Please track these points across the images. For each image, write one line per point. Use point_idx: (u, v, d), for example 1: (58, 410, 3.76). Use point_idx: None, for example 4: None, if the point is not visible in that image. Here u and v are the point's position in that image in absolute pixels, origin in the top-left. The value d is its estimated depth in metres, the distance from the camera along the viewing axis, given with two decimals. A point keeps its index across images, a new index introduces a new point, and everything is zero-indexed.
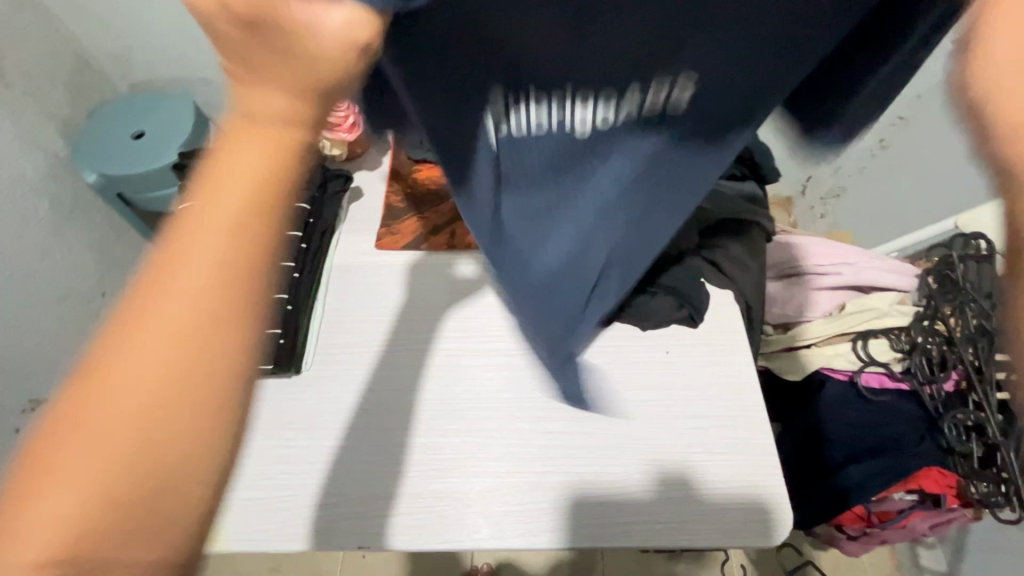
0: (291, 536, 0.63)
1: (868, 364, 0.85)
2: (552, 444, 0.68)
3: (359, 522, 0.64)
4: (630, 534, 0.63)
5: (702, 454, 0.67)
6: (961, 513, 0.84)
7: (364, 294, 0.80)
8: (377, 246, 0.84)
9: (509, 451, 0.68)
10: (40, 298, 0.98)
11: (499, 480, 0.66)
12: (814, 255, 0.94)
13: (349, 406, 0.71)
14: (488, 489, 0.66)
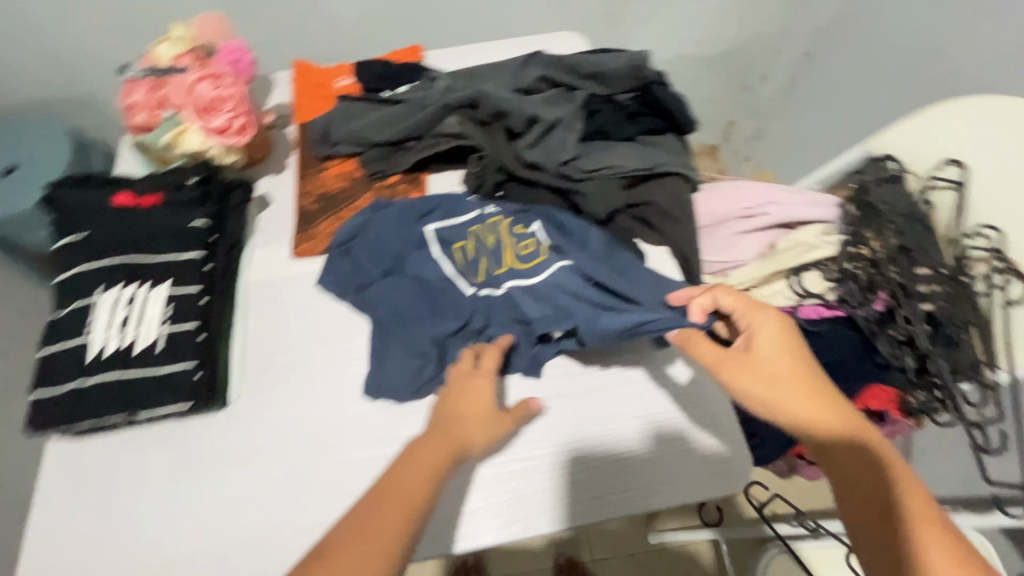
0: None
1: (805, 297, 0.87)
2: None
3: None
4: (602, 508, 0.61)
5: (652, 411, 0.67)
6: (904, 426, 0.89)
7: (287, 309, 0.74)
8: (293, 254, 0.78)
9: None
10: None
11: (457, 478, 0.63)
12: (741, 198, 0.94)
13: (291, 430, 0.66)
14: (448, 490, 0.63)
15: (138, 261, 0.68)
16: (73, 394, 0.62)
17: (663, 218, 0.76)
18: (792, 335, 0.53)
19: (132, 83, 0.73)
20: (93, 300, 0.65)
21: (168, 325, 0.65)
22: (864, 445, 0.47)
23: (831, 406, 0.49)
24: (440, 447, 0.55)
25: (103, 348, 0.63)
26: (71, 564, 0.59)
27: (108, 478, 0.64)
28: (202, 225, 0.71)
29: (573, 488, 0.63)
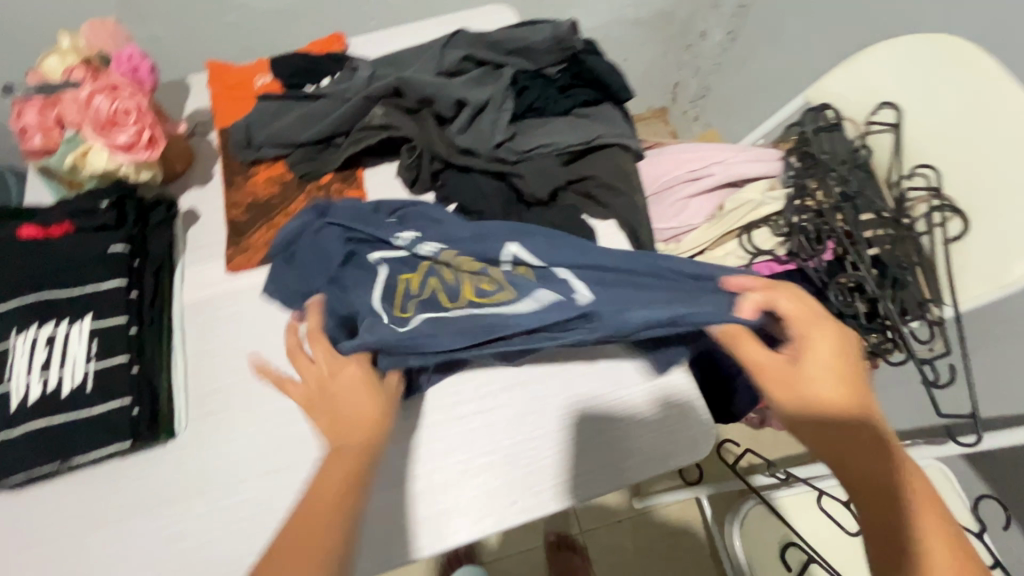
0: None
1: (757, 255, 0.87)
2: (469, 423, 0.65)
3: None
4: (567, 491, 0.61)
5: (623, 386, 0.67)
6: (862, 368, 0.90)
7: (231, 328, 0.71)
8: (229, 270, 0.74)
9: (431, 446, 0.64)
10: None
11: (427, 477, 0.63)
12: (685, 162, 0.93)
13: (244, 452, 0.64)
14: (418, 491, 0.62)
15: (53, 297, 0.63)
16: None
17: (606, 190, 0.74)
18: (851, 352, 0.48)
19: (20, 104, 0.67)
20: (10, 344, 0.61)
21: (95, 362, 0.60)
22: (902, 475, 0.43)
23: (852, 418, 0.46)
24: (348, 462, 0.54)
25: (26, 394, 0.59)
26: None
27: (53, 529, 0.60)
28: (121, 250, 0.66)
29: (553, 473, 0.62)
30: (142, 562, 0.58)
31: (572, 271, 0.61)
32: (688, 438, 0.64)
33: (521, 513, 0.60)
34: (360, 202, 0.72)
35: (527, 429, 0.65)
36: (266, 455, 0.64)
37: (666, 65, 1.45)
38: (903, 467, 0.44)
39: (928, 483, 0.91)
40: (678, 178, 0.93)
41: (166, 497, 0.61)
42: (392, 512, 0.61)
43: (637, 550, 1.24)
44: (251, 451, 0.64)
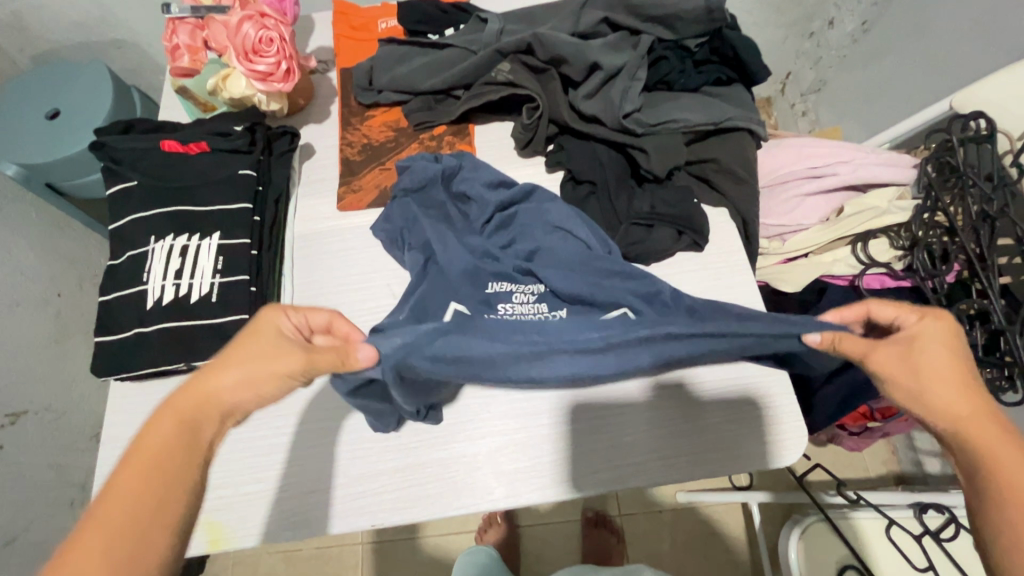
0: (293, 526, 0.61)
1: (872, 265, 0.81)
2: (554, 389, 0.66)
3: (372, 499, 0.62)
4: (650, 469, 0.62)
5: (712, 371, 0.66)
6: None
7: (339, 263, 0.73)
8: (340, 208, 0.76)
9: (514, 405, 0.65)
10: None
11: (506, 436, 0.64)
12: (807, 157, 0.90)
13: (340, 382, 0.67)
14: (497, 447, 0.63)
15: (187, 209, 0.67)
16: (131, 341, 0.63)
17: (726, 176, 0.71)
18: (960, 346, 0.45)
19: (174, 22, 0.70)
20: (148, 249, 0.66)
21: (220, 277, 0.65)
22: (1007, 442, 0.39)
23: (961, 391, 0.42)
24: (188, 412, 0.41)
25: (159, 296, 0.64)
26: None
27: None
28: (250, 175, 0.70)
29: (569, 463, 0.62)
30: (243, 465, 0.63)
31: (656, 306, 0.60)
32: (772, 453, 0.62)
33: (598, 484, 0.62)
34: (476, 168, 0.71)
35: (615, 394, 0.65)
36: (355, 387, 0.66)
37: (783, 50, 1.35)
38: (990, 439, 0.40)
39: None
40: (798, 173, 0.89)
41: (266, 411, 0.66)
42: (473, 461, 0.63)
43: (675, 544, 1.24)
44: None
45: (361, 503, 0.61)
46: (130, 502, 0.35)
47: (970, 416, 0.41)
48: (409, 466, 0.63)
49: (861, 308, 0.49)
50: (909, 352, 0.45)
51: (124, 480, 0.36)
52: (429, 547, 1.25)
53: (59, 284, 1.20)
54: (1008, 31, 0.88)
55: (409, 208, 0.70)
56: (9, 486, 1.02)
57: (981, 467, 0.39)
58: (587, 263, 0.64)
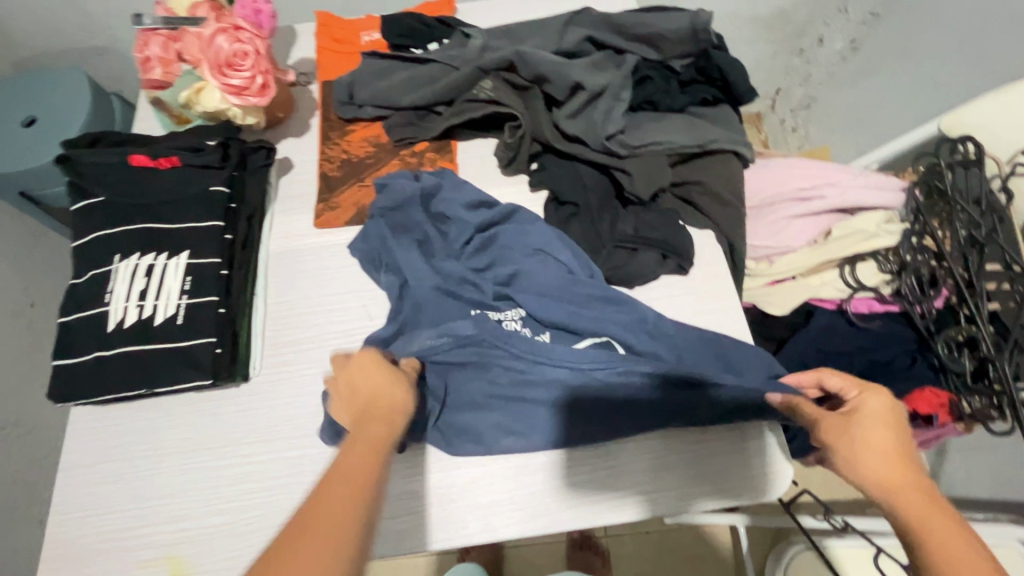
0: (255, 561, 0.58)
1: (859, 290, 0.81)
2: None
3: None
4: (636, 500, 0.60)
5: None
6: (951, 428, 0.82)
7: (313, 282, 0.71)
8: (316, 226, 0.74)
9: None
10: None
11: (482, 467, 0.61)
12: (795, 178, 0.89)
13: (310, 409, 0.64)
14: (472, 478, 0.61)
15: (154, 226, 0.65)
16: (91, 365, 0.60)
17: (711, 199, 0.70)
18: (900, 418, 0.46)
19: (145, 34, 0.68)
20: (112, 268, 0.63)
21: (187, 298, 0.62)
22: (942, 513, 0.40)
23: (896, 457, 0.43)
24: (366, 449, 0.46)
25: (122, 318, 0.61)
26: (95, 532, 0.59)
27: (128, 449, 0.63)
28: (221, 192, 0.67)
29: (545, 495, 0.60)
30: (208, 496, 0.60)
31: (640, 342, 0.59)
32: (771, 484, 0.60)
33: (577, 519, 0.59)
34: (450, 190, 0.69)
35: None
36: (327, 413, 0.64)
37: (773, 67, 1.35)
38: (925, 507, 0.40)
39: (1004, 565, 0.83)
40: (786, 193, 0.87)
41: (232, 439, 0.63)
42: (449, 493, 0.60)
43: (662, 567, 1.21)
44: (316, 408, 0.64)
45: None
46: (325, 537, 0.38)
47: (904, 484, 0.42)
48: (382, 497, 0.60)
49: (812, 375, 0.53)
50: (848, 419, 0.46)
51: (319, 513, 0.39)
52: (413, 567, 1.22)
53: (34, 294, 1.17)
54: (996, 55, 0.88)
55: (385, 227, 0.68)
56: None
57: (918, 540, 0.39)
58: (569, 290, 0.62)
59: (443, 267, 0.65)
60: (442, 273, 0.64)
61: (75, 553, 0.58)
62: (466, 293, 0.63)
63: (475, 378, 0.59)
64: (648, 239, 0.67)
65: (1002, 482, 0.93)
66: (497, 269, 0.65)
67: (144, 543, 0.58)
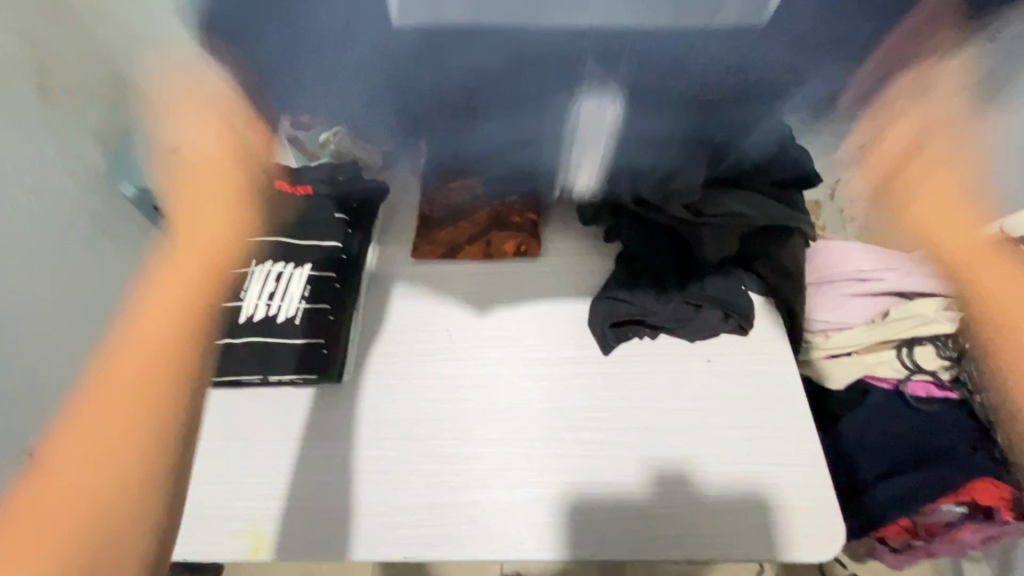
0: (329, 544, 0.64)
1: (916, 372, 0.84)
2: (597, 451, 0.68)
3: (405, 533, 0.64)
4: (683, 543, 0.63)
5: (748, 452, 0.68)
6: (1015, 529, 0.80)
7: (407, 304, 0.80)
8: (413, 255, 0.85)
9: (554, 459, 0.68)
10: None
11: (541, 488, 0.66)
12: (856, 260, 0.92)
13: (390, 413, 0.72)
14: (530, 498, 0.66)
15: (290, 242, 0.78)
16: (220, 350, 0.71)
17: (774, 270, 0.76)
18: None
19: None
20: (248, 271, 0.75)
21: (306, 303, 0.74)
22: None
23: None
24: (167, 326, 0.45)
25: (251, 313, 0.73)
26: (199, 498, 0.67)
27: (234, 428, 0.71)
28: (343, 220, 0.81)
29: (598, 525, 0.64)
30: (297, 481, 0.67)
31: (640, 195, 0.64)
32: (820, 550, 0.62)
33: (627, 550, 0.63)
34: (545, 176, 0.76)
35: (638, 453, 0.68)
36: (406, 420, 0.71)
37: None
38: None
39: None
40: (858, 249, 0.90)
41: (320, 431, 0.71)
42: (506, 508, 0.65)
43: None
44: (397, 417, 0.71)
45: (400, 535, 0.64)
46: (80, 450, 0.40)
47: None
48: (447, 504, 0.66)
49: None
50: None
51: (63, 450, 0.40)
52: None
53: None
54: None
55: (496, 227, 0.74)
56: None
57: None
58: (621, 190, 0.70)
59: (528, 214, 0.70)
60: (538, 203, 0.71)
61: None
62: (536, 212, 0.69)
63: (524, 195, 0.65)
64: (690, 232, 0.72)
65: None
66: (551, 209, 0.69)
67: (234, 514, 0.66)
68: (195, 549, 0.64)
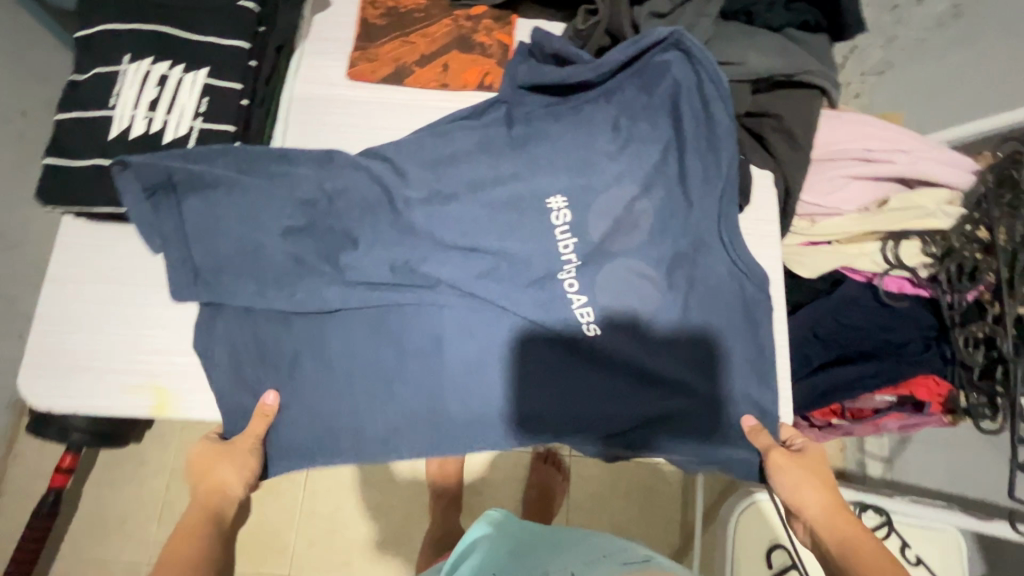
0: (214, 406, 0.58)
1: (894, 268, 0.78)
2: (569, 326, 0.61)
3: (345, 424, 0.59)
4: (624, 438, 0.60)
5: (738, 345, 0.60)
6: (937, 420, 0.83)
7: (339, 137, 0.66)
8: (349, 75, 0.67)
9: (531, 340, 0.61)
10: None
11: (506, 379, 0.61)
12: (864, 137, 0.81)
13: (320, 277, 0.59)
14: (496, 382, 0.61)
15: (177, 37, 0.59)
16: (90, 172, 0.57)
17: (781, 136, 0.65)
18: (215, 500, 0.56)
19: None
20: (120, 68, 0.58)
21: (202, 121, 0.58)
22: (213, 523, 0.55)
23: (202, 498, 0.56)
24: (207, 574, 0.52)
25: (127, 127, 0.57)
26: (61, 349, 0.58)
27: (62, 303, 0.59)
28: (251, 10, 0.61)
29: (571, 419, 0.60)
30: (167, 321, 0.60)
31: (573, 158, 0.63)
32: None
33: (569, 431, 0.60)
34: (422, 150, 0.63)
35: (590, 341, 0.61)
36: (318, 280, 0.59)
37: None
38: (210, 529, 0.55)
39: (942, 552, 0.89)
40: (868, 126, 0.81)
41: None
42: (435, 402, 0.60)
43: (609, 520, 1.14)
44: (319, 281, 0.59)
45: (319, 411, 0.59)
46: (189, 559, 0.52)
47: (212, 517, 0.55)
48: (372, 383, 0.60)
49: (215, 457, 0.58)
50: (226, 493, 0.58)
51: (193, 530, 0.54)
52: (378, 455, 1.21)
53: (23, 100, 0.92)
54: None
55: (321, 294, 0.59)
56: None
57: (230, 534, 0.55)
58: (588, 97, 0.64)
59: (413, 168, 0.62)
60: (454, 298, 0.61)
61: (63, 365, 0.58)
62: (424, 210, 0.62)
63: (553, 148, 0.63)
64: (675, 339, 0.61)
65: (959, 477, 0.98)
66: (503, 203, 0.63)
67: (132, 368, 0.58)
68: (67, 399, 0.57)
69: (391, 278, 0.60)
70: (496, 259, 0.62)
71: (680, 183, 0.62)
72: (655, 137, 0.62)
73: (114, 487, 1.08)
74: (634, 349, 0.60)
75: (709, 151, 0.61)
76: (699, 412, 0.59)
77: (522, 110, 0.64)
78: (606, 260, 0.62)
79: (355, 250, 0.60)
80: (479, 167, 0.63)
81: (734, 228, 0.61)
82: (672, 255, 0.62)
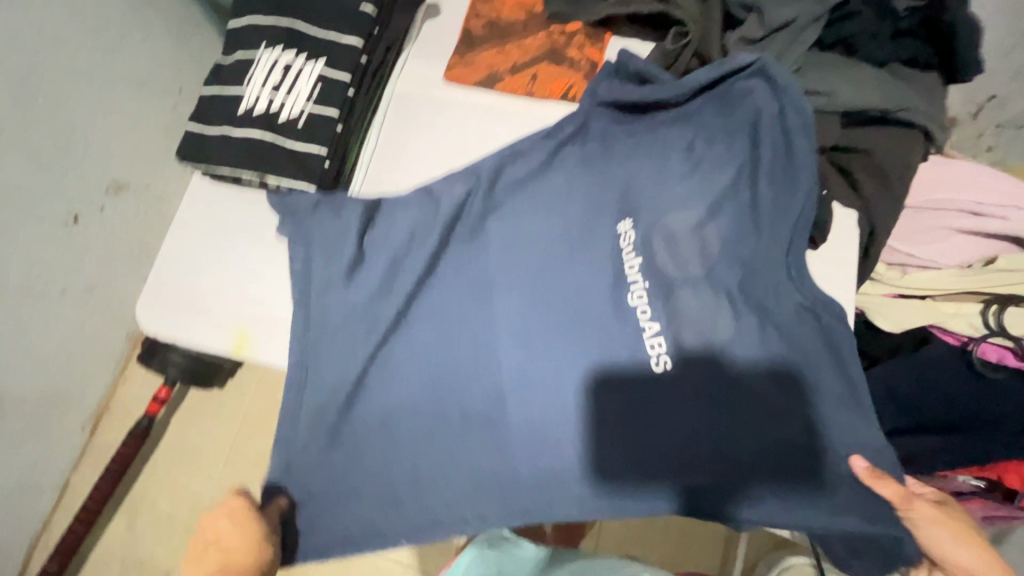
0: (281, 354, 0.65)
1: (995, 334, 0.70)
2: (617, 343, 0.61)
3: (387, 402, 0.62)
4: (665, 471, 0.57)
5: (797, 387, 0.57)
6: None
7: (428, 132, 0.72)
8: (445, 77, 0.74)
9: (579, 349, 0.61)
10: (120, 80, 0.96)
11: (550, 384, 0.61)
12: (977, 188, 0.74)
13: (388, 257, 0.64)
14: (539, 386, 0.61)
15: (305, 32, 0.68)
16: (219, 138, 0.67)
17: (873, 177, 0.62)
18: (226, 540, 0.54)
19: None
20: (257, 54, 0.68)
21: (313, 104, 0.66)
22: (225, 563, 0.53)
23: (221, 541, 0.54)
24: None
25: (253, 103, 0.67)
26: (172, 283, 0.68)
27: (180, 245, 0.70)
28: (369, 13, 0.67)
29: (609, 440, 0.59)
30: (257, 273, 0.68)
31: (643, 176, 0.64)
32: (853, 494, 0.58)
33: (604, 449, 0.59)
34: (499, 152, 0.67)
35: (640, 363, 0.60)
36: (386, 259, 0.64)
37: None
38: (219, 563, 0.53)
39: None
40: (982, 176, 0.75)
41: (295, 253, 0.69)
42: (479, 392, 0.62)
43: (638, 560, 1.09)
44: (388, 260, 0.64)
45: (373, 388, 0.62)
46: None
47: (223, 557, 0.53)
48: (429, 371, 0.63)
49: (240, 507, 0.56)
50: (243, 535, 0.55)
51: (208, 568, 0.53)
52: None
53: (184, 81, 1.08)
54: None
55: (389, 275, 0.64)
56: (95, 252, 1.01)
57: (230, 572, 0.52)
58: (667, 115, 0.64)
59: (490, 169, 0.67)
60: (512, 298, 0.64)
61: (172, 296, 0.68)
62: (498, 213, 0.67)
63: (624, 163, 0.65)
64: (732, 374, 0.58)
65: None
66: (570, 213, 0.65)
67: (223, 308, 0.67)
68: (170, 325, 0.67)
69: (456, 270, 0.65)
70: (557, 265, 0.64)
71: (751, 212, 0.61)
72: (729, 163, 0.62)
73: (195, 425, 1.22)
74: (686, 375, 0.59)
75: (786, 183, 0.60)
76: (744, 456, 0.56)
77: (600, 124, 0.66)
78: (671, 288, 0.61)
79: (424, 236, 0.65)
80: (553, 178, 0.66)
81: (803, 264, 0.59)
82: (738, 287, 0.60)
